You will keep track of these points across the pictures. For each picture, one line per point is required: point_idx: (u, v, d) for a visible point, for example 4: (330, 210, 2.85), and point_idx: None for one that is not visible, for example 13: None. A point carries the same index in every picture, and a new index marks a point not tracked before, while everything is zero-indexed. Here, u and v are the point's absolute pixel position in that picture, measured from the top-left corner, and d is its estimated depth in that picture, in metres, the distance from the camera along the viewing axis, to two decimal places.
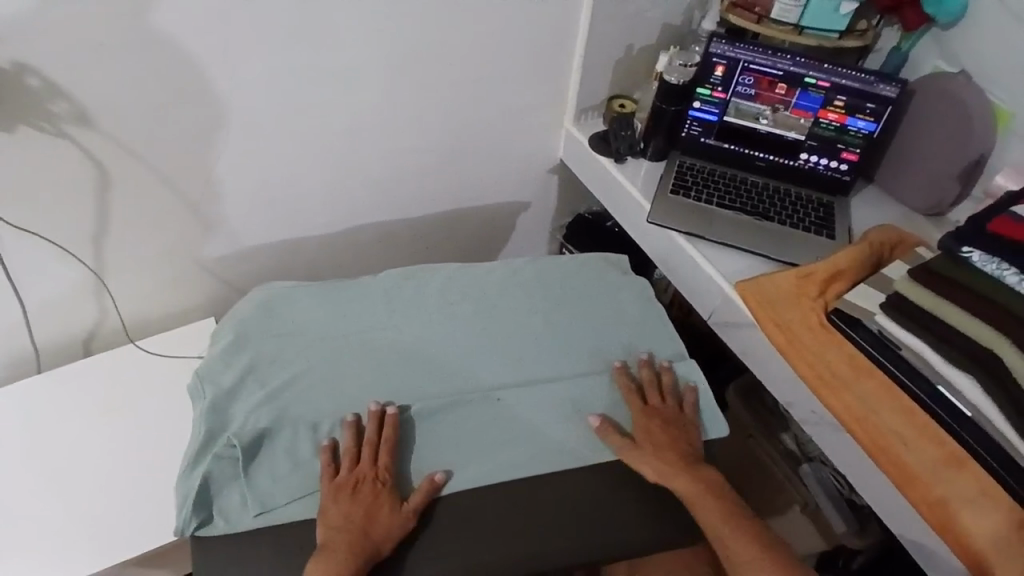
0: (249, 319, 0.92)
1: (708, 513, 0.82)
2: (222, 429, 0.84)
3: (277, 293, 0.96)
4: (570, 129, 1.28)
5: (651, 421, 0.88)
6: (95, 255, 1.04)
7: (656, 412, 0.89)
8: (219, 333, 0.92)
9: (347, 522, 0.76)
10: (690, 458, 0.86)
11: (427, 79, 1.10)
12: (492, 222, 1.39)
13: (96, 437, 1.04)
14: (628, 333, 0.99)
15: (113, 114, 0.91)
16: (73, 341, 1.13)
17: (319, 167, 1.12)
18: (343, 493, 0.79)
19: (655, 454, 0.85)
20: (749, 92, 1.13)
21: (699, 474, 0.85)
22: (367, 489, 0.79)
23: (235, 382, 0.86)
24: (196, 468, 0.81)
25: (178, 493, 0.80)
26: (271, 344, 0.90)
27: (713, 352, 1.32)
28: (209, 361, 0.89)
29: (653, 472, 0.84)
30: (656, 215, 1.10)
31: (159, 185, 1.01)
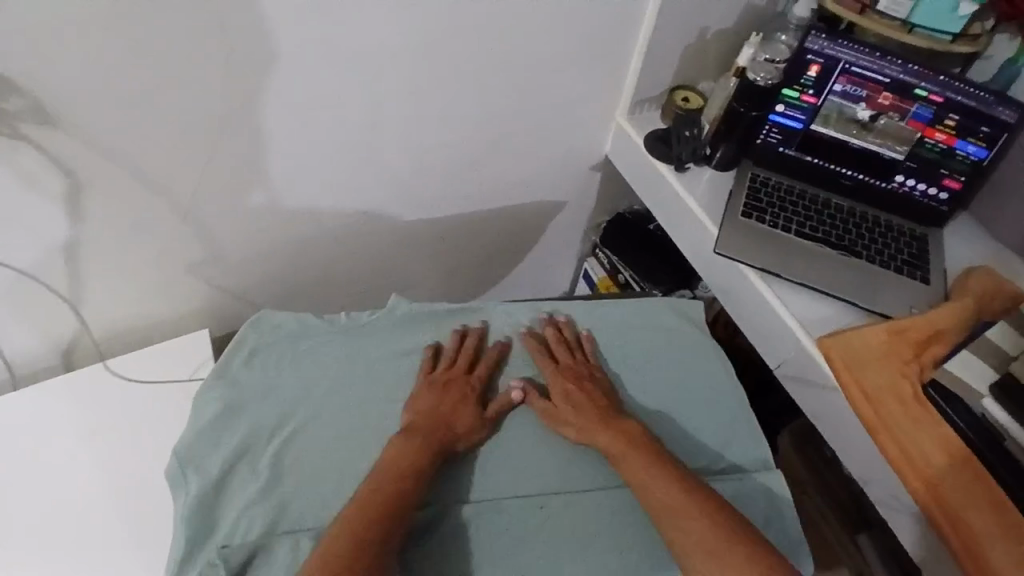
0: (240, 396, 0.79)
1: (633, 468, 0.74)
2: (209, 534, 0.71)
3: (272, 360, 0.82)
4: (622, 125, 1.09)
5: (574, 406, 0.80)
6: (68, 266, 0.88)
7: (586, 396, 0.80)
8: (206, 397, 0.79)
9: (432, 414, 0.77)
10: (607, 415, 0.79)
11: (459, 65, 0.91)
12: (524, 221, 1.23)
13: (71, 468, 0.91)
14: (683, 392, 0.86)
15: (82, 110, 0.73)
16: (44, 357, 0.98)
17: (327, 163, 0.95)
18: (431, 391, 0.80)
19: (615, 451, 0.76)
20: (859, 93, 0.94)
21: (621, 429, 0.77)
22: (457, 388, 0.80)
23: (225, 468, 0.74)
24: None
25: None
26: (266, 427, 0.77)
27: (762, 379, 1.19)
28: (191, 447, 0.76)
29: (574, 432, 0.78)
30: (725, 245, 0.94)
31: (139, 187, 0.84)
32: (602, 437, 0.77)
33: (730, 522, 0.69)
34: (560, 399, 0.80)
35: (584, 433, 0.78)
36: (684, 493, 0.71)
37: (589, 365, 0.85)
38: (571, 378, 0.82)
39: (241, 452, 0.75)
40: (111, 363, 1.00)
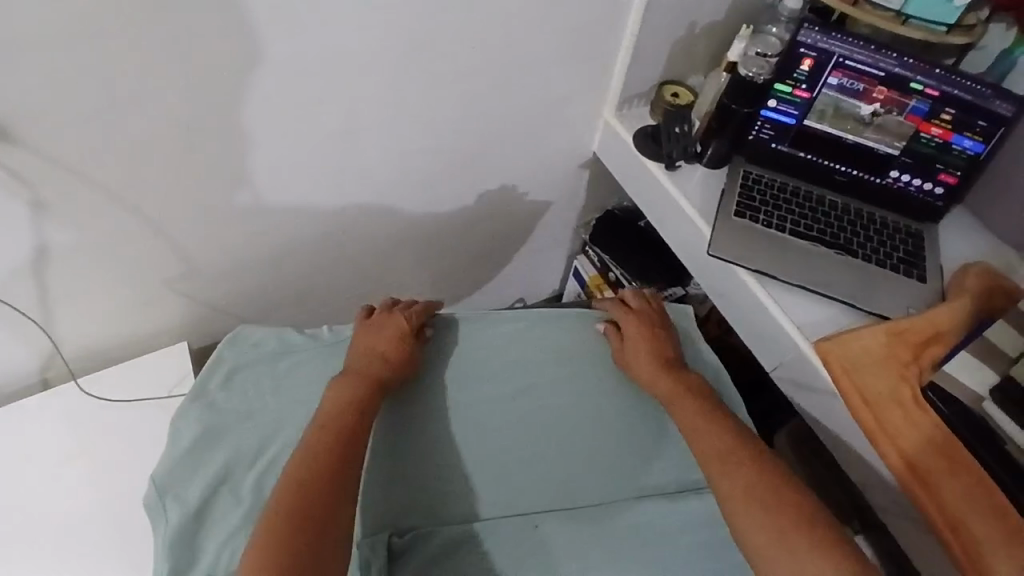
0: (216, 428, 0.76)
1: (683, 409, 0.82)
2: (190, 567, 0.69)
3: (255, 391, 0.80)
4: (611, 122, 1.06)
5: (641, 354, 0.88)
6: (35, 283, 0.84)
7: (651, 346, 0.88)
8: (182, 424, 0.77)
9: (370, 353, 0.81)
10: (673, 364, 0.87)
11: (440, 65, 0.87)
12: (511, 221, 1.20)
13: (45, 495, 0.87)
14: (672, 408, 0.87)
15: (41, 124, 0.69)
16: (14, 377, 0.94)
17: (306, 170, 0.91)
18: (381, 330, 0.83)
19: (671, 396, 0.84)
20: (855, 87, 0.91)
21: (682, 379, 0.85)
22: (395, 327, 0.84)
23: (204, 498, 0.72)
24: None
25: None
26: (247, 461, 0.75)
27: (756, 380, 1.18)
28: (171, 478, 0.74)
29: (638, 373, 0.87)
30: (719, 246, 0.91)
31: (106, 201, 0.80)
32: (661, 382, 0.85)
33: (768, 461, 0.76)
34: (633, 344, 0.89)
35: (644, 374, 0.87)
36: (733, 439, 0.78)
37: (660, 319, 0.92)
38: (638, 333, 0.90)
39: (221, 480, 0.73)
40: (88, 381, 0.96)
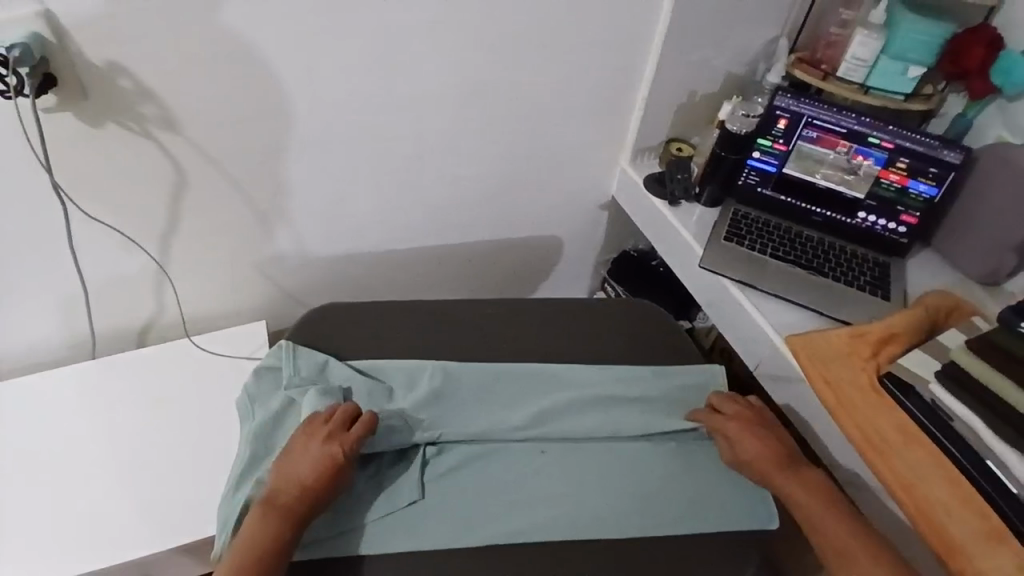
0: (302, 369, 0.94)
1: (808, 510, 0.83)
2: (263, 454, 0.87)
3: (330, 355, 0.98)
4: (625, 167, 1.28)
5: (760, 459, 0.88)
6: (162, 248, 1.07)
7: (765, 449, 0.89)
8: (269, 362, 0.96)
9: (297, 475, 0.79)
10: (789, 464, 0.88)
11: (491, 110, 1.13)
12: (537, 252, 1.40)
13: (143, 427, 1.08)
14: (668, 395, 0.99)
15: (198, 121, 0.96)
16: (128, 330, 1.16)
17: (379, 185, 1.15)
18: (304, 444, 0.82)
19: (809, 499, 0.84)
20: (813, 135, 1.12)
21: (800, 477, 0.86)
22: (324, 453, 0.81)
23: (281, 408, 0.91)
24: (238, 492, 0.85)
25: (220, 516, 0.84)
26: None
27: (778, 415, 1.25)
28: (260, 391, 0.94)
29: (754, 473, 0.89)
30: (709, 260, 1.08)
31: (226, 190, 1.05)
32: (782, 481, 0.86)
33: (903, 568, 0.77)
34: (743, 442, 0.90)
35: (759, 474, 0.88)
36: (863, 542, 0.79)
37: (767, 420, 0.94)
38: (748, 439, 0.90)
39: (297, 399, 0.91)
40: (194, 340, 1.18)
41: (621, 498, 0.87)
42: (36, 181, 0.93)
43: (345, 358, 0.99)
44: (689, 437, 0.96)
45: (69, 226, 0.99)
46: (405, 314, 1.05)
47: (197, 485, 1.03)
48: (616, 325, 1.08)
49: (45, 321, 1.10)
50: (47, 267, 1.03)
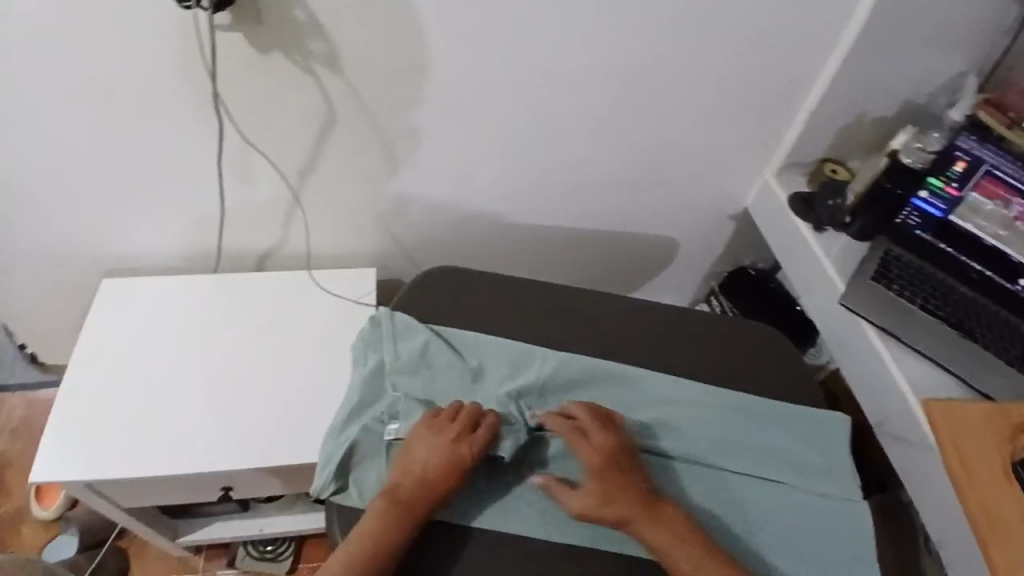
0: (403, 353, 0.93)
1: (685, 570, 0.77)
2: (371, 405, 0.91)
3: (433, 332, 0.96)
4: (769, 179, 1.21)
5: (619, 493, 0.81)
6: (298, 178, 1.09)
7: (626, 483, 0.82)
8: (380, 321, 0.96)
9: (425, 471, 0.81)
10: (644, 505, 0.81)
11: (646, 98, 1.08)
12: (652, 252, 1.36)
13: (249, 346, 1.11)
14: (785, 429, 0.92)
15: (360, 62, 0.94)
16: (249, 250, 1.20)
17: (515, 156, 1.13)
18: (431, 436, 0.84)
19: (664, 541, 0.78)
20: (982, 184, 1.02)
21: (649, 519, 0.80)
22: (455, 450, 0.82)
23: (394, 365, 0.93)
24: (343, 432, 0.88)
25: (323, 453, 0.88)
26: (419, 380, 0.92)
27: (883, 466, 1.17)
28: (374, 338, 0.96)
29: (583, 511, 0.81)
30: (850, 297, 1.03)
31: (369, 134, 1.04)
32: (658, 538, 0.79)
33: None
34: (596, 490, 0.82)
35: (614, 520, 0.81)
36: None
37: (620, 437, 0.86)
38: (602, 464, 0.83)
39: (407, 361, 0.93)
40: (313, 273, 1.20)
41: (711, 523, 0.84)
42: (200, 94, 0.95)
43: (460, 326, 0.99)
44: (801, 477, 0.88)
45: (221, 144, 1.02)
46: (525, 293, 1.03)
47: (289, 414, 1.04)
48: (734, 349, 1.02)
49: (181, 226, 1.14)
50: (192, 177, 1.06)
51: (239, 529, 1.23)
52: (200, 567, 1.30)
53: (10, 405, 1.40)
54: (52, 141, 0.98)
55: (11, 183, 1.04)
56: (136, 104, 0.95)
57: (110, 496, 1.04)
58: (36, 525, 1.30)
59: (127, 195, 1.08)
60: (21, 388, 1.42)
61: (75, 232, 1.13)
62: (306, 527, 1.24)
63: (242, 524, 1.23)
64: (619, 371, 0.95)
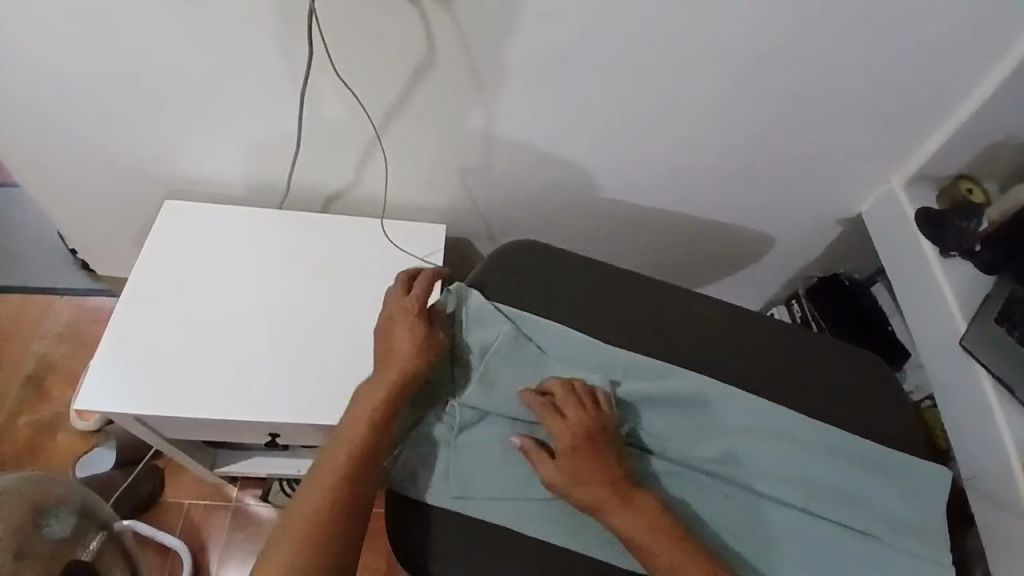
0: (478, 343, 0.87)
1: (656, 553, 0.74)
2: (440, 392, 0.85)
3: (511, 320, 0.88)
4: (895, 189, 1.10)
5: (596, 477, 0.76)
6: (382, 122, 1.00)
7: (604, 467, 0.77)
8: (458, 303, 0.89)
9: (400, 347, 0.82)
10: (625, 489, 0.77)
11: (779, 84, 0.95)
12: (738, 246, 1.26)
13: (309, 291, 1.05)
14: (879, 478, 0.84)
15: (470, 0, 0.83)
16: (321, 188, 1.13)
17: (617, 128, 1.02)
18: (400, 316, 0.85)
19: (637, 531, 0.74)
20: None
21: (634, 506, 0.76)
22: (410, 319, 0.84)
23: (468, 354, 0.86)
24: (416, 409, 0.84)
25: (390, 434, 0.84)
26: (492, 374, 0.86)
27: (958, 506, 1.08)
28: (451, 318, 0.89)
29: (565, 487, 0.77)
30: (972, 339, 0.94)
31: (468, 84, 0.94)
32: (622, 515, 0.75)
33: None
34: (581, 470, 0.77)
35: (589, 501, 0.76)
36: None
37: (605, 420, 0.81)
38: (574, 447, 0.78)
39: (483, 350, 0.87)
40: (384, 223, 1.13)
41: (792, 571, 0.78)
42: (292, 20, 0.86)
43: (539, 314, 0.91)
44: (884, 529, 0.82)
45: (307, 73, 0.93)
46: (614, 282, 0.94)
47: (342, 372, 0.99)
48: (838, 375, 0.92)
49: (254, 157, 1.08)
50: (270, 107, 0.99)
51: (277, 468, 1.21)
52: (234, 496, 1.31)
53: (60, 309, 1.41)
54: (127, 54, 0.91)
55: (81, 91, 0.97)
56: (218, 21, 0.86)
57: (151, 426, 1.00)
58: (75, 432, 1.31)
59: (201, 118, 1.01)
60: (73, 294, 1.42)
61: (143, 151, 1.08)
62: None
63: (281, 463, 1.22)
64: (706, 388, 0.87)
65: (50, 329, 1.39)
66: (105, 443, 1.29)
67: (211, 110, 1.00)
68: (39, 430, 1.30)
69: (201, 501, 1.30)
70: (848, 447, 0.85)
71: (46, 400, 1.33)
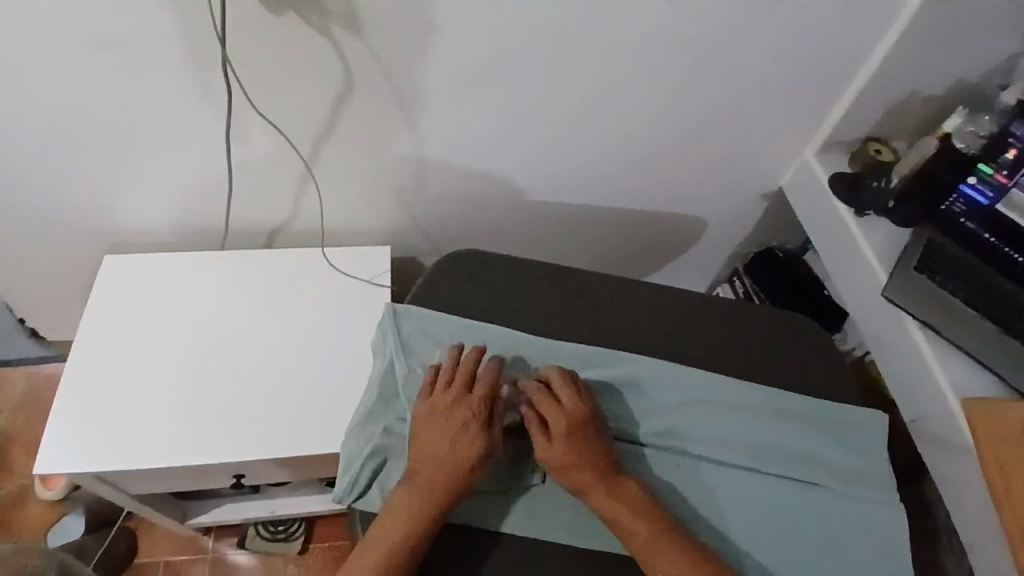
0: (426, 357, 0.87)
1: (636, 537, 0.76)
2: (390, 403, 0.85)
3: (456, 330, 0.89)
4: (810, 160, 1.16)
5: (579, 463, 0.78)
6: (311, 152, 1.03)
7: (587, 454, 0.79)
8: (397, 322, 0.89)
9: (445, 448, 0.77)
10: (611, 476, 0.79)
11: (687, 73, 1.00)
12: (675, 232, 1.31)
13: (259, 326, 1.06)
14: (820, 432, 0.88)
15: (381, 25, 0.86)
16: (260, 224, 1.15)
17: (543, 133, 1.06)
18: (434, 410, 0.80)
19: (624, 518, 0.77)
20: None
21: (617, 491, 0.78)
22: (460, 413, 0.79)
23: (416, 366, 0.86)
24: (365, 431, 0.83)
25: (345, 452, 0.82)
26: None
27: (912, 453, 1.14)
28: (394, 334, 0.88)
29: (557, 468, 0.79)
30: (893, 290, 0.99)
31: (393, 105, 0.98)
32: (603, 500, 0.77)
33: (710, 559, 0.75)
34: (572, 454, 0.79)
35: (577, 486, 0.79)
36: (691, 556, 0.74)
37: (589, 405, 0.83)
38: (562, 433, 0.80)
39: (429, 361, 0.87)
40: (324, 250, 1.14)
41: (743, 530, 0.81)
42: (209, 63, 0.88)
43: (484, 319, 0.92)
44: (827, 479, 0.85)
45: (229, 111, 0.95)
46: (554, 278, 0.97)
47: (301, 402, 1.00)
48: (775, 340, 0.96)
49: (190, 201, 1.09)
50: (199, 150, 1.00)
51: (249, 509, 1.20)
52: (210, 545, 1.29)
53: (13, 380, 1.39)
54: (48, 113, 0.92)
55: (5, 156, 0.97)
56: (136, 72, 0.88)
57: (116, 483, 0.99)
58: (41, 502, 1.28)
59: (133, 168, 1.02)
60: (23, 363, 1.40)
61: (77, 209, 1.08)
62: (319, 506, 1.22)
63: (253, 505, 1.21)
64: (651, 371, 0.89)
65: (6, 400, 1.37)
66: (72, 509, 1.26)
67: (141, 159, 1.01)
68: (4, 504, 1.28)
69: (178, 555, 1.28)
70: (789, 409, 0.89)
71: (8, 473, 1.30)
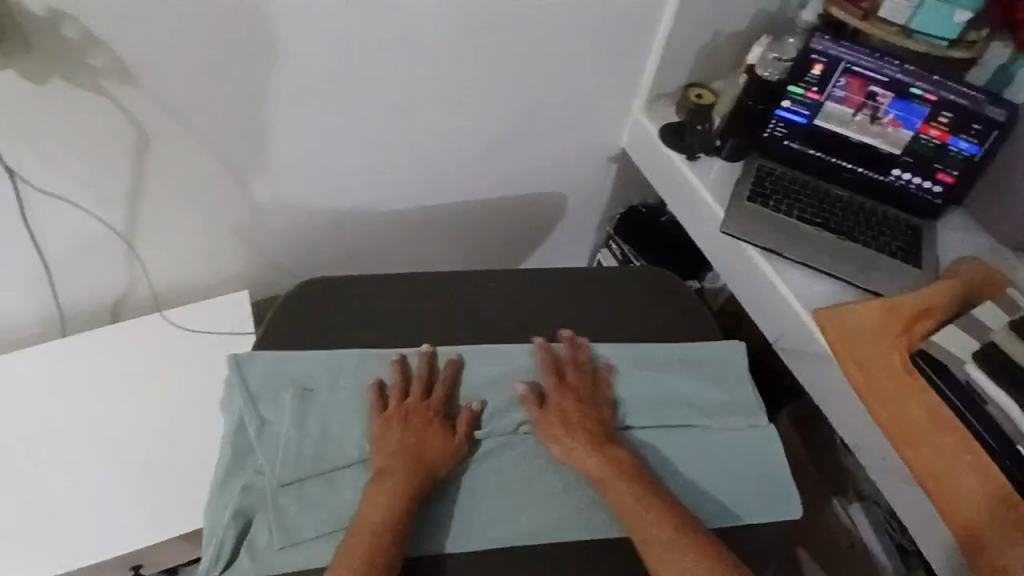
0: (274, 401, 0.84)
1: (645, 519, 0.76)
2: (245, 460, 0.82)
3: (301, 367, 0.87)
4: (639, 115, 1.17)
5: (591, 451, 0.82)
6: (127, 217, 0.98)
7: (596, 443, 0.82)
8: (237, 373, 0.85)
9: (402, 447, 0.80)
10: (622, 462, 0.81)
11: (490, 57, 1.00)
12: (536, 212, 1.31)
13: (118, 407, 1.01)
14: (681, 376, 0.90)
15: (155, 71, 0.83)
16: (99, 300, 1.09)
17: (368, 144, 1.05)
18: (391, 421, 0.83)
19: (634, 502, 0.77)
20: (841, 95, 0.98)
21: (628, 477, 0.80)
22: (416, 420, 0.83)
23: (264, 414, 0.84)
24: (223, 495, 0.80)
25: (209, 520, 0.79)
26: (291, 430, 0.82)
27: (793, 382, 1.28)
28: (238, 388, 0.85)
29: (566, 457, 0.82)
30: (731, 224, 1.00)
31: (200, 150, 0.94)
32: (616, 487, 0.79)
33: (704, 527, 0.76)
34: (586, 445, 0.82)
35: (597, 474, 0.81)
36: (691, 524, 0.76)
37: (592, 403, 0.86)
38: (581, 424, 0.84)
39: (276, 405, 0.84)
40: (166, 315, 1.09)
41: None
42: None
43: (332, 347, 0.90)
44: (696, 418, 0.87)
45: (18, 197, 0.89)
46: (398, 288, 0.95)
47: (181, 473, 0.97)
48: (628, 298, 0.98)
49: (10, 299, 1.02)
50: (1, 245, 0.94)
51: None
52: None
53: None
54: None
55: None
56: None
57: None
58: None
59: None
60: None
61: None
62: None
63: None
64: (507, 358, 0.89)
65: None
66: None
67: None
68: None
69: None
70: (648, 363, 0.90)
71: None
